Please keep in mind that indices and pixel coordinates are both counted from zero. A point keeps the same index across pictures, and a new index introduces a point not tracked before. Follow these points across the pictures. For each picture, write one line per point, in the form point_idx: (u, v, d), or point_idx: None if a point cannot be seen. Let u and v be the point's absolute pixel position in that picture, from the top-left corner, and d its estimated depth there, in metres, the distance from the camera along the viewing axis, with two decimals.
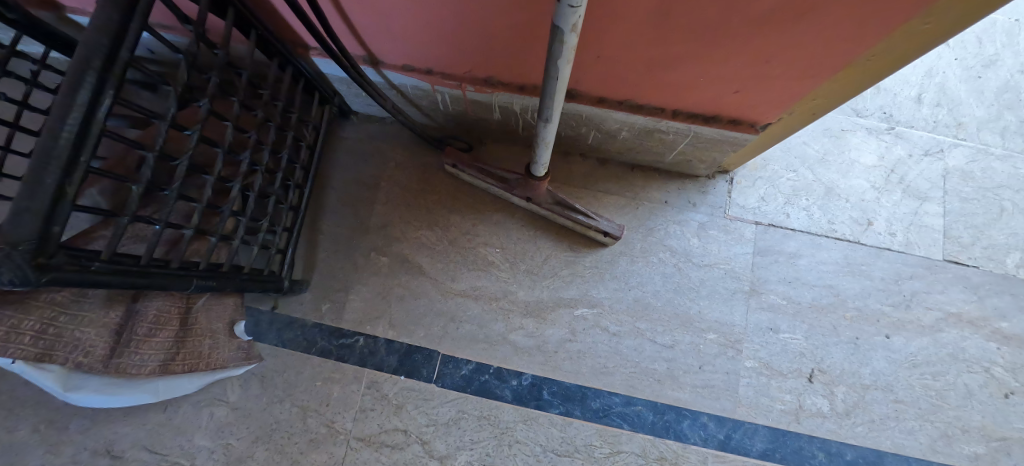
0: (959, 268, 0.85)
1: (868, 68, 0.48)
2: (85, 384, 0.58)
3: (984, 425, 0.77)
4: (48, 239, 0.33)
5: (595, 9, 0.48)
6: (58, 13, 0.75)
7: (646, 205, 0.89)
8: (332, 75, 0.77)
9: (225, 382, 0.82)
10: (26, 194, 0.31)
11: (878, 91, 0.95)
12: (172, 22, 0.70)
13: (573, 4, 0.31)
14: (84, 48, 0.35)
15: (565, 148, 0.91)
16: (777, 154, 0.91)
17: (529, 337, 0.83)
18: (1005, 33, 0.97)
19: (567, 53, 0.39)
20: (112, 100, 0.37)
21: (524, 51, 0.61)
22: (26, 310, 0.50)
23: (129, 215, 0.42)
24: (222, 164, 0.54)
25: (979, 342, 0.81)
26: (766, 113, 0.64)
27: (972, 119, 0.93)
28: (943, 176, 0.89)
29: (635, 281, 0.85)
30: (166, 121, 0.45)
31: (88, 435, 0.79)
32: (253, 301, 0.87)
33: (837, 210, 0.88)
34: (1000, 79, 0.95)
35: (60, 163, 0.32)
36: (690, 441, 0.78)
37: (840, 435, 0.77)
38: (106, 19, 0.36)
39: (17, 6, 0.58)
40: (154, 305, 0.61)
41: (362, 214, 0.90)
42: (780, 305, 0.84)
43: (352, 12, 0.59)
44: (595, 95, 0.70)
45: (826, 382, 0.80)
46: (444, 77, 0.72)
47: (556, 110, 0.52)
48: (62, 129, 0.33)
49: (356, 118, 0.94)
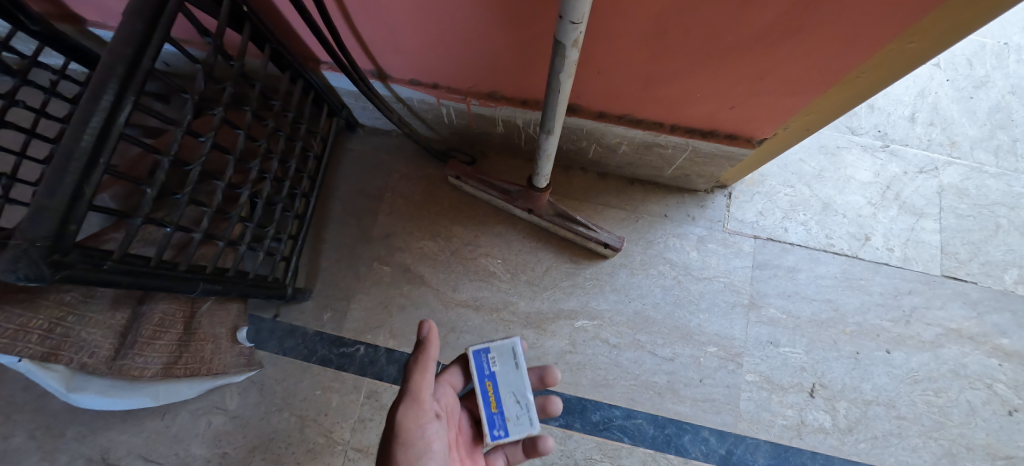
0: (957, 284, 0.85)
1: (859, 85, 0.50)
2: (88, 385, 0.58)
3: (989, 443, 0.76)
4: (64, 237, 0.34)
5: (594, 27, 0.51)
6: (80, 27, 0.79)
7: (646, 219, 0.90)
8: (340, 88, 0.79)
9: (224, 390, 0.82)
10: (47, 192, 0.32)
11: (872, 110, 0.98)
12: (189, 35, 0.73)
13: (574, 20, 0.33)
14: (110, 56, 0.37)
15: (566, 162, 0.93)
16: (774, 170, 0.93)
17: (530, 348, 0.83)
18: (994, 56, 1.00)
19: (567, 67, 0.41)
20: (132, 105, 0.39)
21: (527, 69, 0.63)
22: (36, 308, 0.51)
23: (142, 217, 0.43)
24: (232, 171, 0.55)
25: (980, 358, 0.81)
26: (761, 129, 0.66)
27: (965, 138, 0.95)
28: (938, 193, 0.91)
29: (635, 293, 0.86)
30: (181, 128, 0.47)
31: (84, 442, 0.78)
32: (255, 308, 0.88)
33: (835, 225, 0.89)
34: (991, 100, 0.98)
35: (80, 164, 0.34)
36: (691, 455, 0.77)
37: (843, 452, 0.77)
38: (131, 30, 0.38)
39: (42, 19, 0.61)
40: (160, 308, 0.62)
41: (366, 224, 0.92)
42: (780, 319, 0.84)
43: (363, 28, 0.62)
44: (596, 110, 0.72)
45: (827, 397, 0.79)
46: (448, 91, 0.75)
47: (558, 122, 0.53)
48: (84, 131, 0.34)
49: (362, 131, 0.97)
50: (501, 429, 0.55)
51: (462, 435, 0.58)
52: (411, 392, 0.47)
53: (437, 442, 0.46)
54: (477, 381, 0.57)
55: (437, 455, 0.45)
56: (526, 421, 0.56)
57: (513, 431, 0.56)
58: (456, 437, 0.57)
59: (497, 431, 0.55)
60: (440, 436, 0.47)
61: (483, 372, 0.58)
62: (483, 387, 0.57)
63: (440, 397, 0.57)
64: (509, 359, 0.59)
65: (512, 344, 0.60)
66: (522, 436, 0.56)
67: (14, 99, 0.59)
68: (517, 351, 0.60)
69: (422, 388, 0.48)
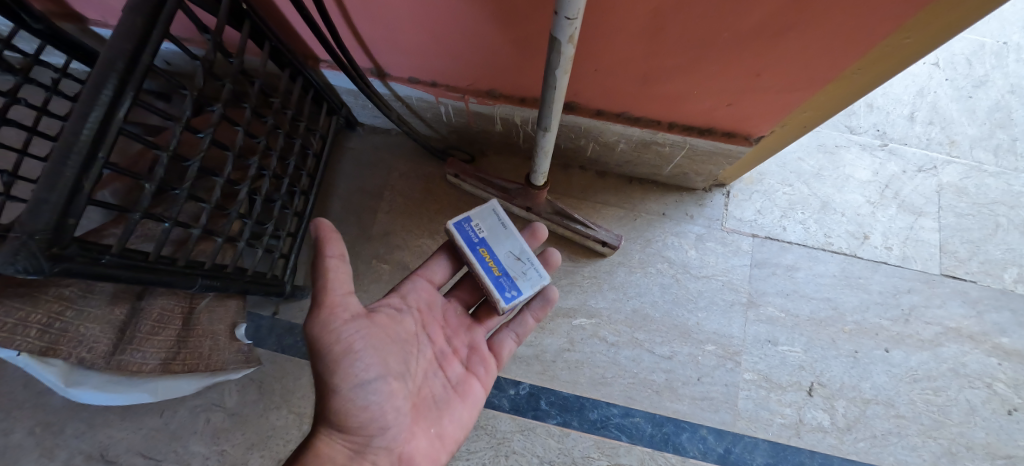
0: (956, 283, 0.85)
1: (856, 81, 0.50)
2: (86, 380, 0.58)
3: (988, 442, 0.76)
4: (63, 230, 0.35)
5: (591, 24, 0.51)
6: (82, 26, 0.79)
7: (644, 217, 0.90)
8: (340, 86, 0.80)
9: (223, 387, 0.82)
10: (46, 185, 0.33)
11: (871, 109, 0.98)
12: (190, 34, 0.74)
13: (570, 15, 0.34)
14: (110, 50, 0.37)
15: (565, 161, 0.93)
16: (773, 168, 0.93)
17: (528, 346, 0.83)
18: (994, 55, 1.00)
19: (564, 63, 0.41)
20: (132, 100, 0.39)
21: (525, 66, 0.64)
22: (36, 303, 0.52)
23: (141, 211, 0.43)
24: (231, 167, 0.56)
25: (980, 357, 0.81)
26: (758, 126, 0.66)
27: (964, 138, 0.95)
28: (937, 192, 0.91)
29: (634, 291, 0.86)
30: (180, 124, 0.47)
31: (84, 439, 0.78)
32: (255, 306, 0.88)
33: (833, 223, 0.89)
34: (990, 99, 0.97)
35: (79, 158, 0.34)
36: (689, 454, 0.77)
37: (841, 451, 0.76)
38: (131, 25, 0.39)
39: (44, 17, 0.62)
40: (158, 303, 0.63)
41: (365, 221, 0.92)
42: (778, 317, 0.84)
43: (362, 26, 0.62)
44: (594, 107, 0.72)
45: (826, 396, 0.79)
46: (447, 89, 0.75)
47: (555, 119, 0.53)
48: (84, 126, 0.35)
49: (362, 129, 0.97)
50: (513, 288, 0.53)
51: (448, 323, 0.64)
52: (318, 301, 0.44)
53: (361, 342, 0.46)
54: (470, 252, 0.55)
55: (365, 354, 0.45)
56: (536, 273, 0.55)
57: (526, 286, 0.54)
58: (439, 324, 0.63)
59: (510, 291, 0.53)
60: (366, 336, 0.46)
61: (474, 242, 0.55)
62: (479, 255, 0.55)
63: (411, 293, 0.61)
64: (494, 225, 0.57)
65: (491, 209, 0.58)
66: (534, 289, 0.54)
67: (16, 97, 0.59)
68: (501, 215, 0.58)
69: (328, 295, 0.44)
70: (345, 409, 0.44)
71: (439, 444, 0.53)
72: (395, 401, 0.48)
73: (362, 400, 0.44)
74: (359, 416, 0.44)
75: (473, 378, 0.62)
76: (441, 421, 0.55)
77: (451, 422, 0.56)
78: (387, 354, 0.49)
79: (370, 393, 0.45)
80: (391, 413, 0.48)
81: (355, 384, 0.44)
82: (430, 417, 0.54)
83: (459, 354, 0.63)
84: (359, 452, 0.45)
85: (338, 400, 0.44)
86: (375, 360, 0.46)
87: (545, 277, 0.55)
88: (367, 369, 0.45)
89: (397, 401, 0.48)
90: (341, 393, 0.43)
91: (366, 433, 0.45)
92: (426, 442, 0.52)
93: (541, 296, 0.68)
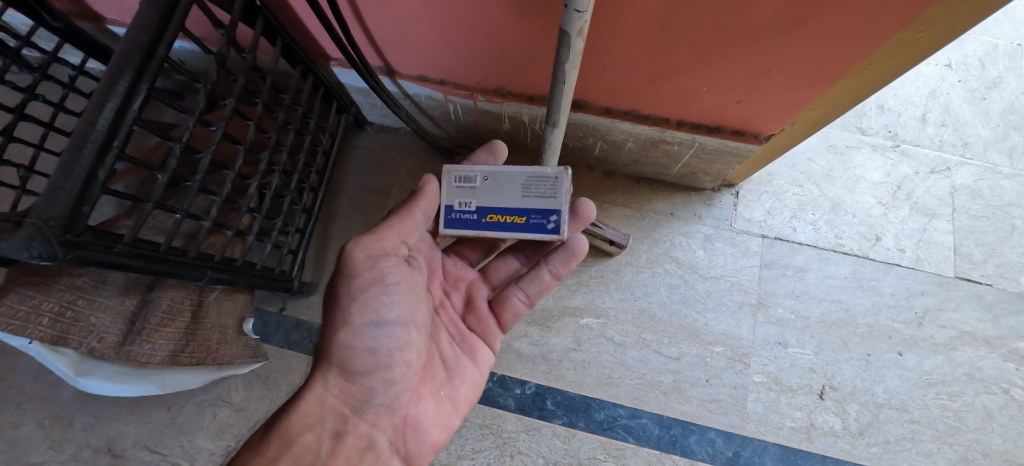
0: (971, 286, 0.83)
1: (867, 77, 0.50)
2: (96, 370, 0.60)
3: (1005, 450, 0.74)
4: (77, 218, 0.35)
5: (601, 20, 0.51)
6: (99, 25, 0.81)
7: (652, 217, 0.90)
8: (350, 85, 0.80)
9: (228, 382, 0.82)
10: (62, 173, 0.33)
11: (882, 111, 0.96)
12: (205, 32, 0.75)
13: (579, 8, 0.33)
14: (127, 43, 0.38)
15: (572, 161, 0.93)
16: (782, 169, 0.92)
17: (534, 345, 0.83)
18: (1007, 56, 0.99)
19: (573, 58, 0.41)
20: (147, 92, 0.39)
21: (535, 64, 0.64)
22: (48, 292, 0.54)
23: (153, 202, 0.43)
24: (242, 161, 0.56)
25: (996, 362, 0.79)
26: (768, 125, 0.65)
27: (977, 139, 0.93)
28: (951, 194, 0.89)
29: (641, 291, 0.85)
30: (193, 117, 0.47)
31: (91, 432, 0.79)
32: (262, 302, 0.88)
33: (844, 224, 0.88)
34: (1005, 101, 0.96)
35: (95, 147, 0.35)
36: (697, 457, 0.76)
37: (853, 456, 0.75)
38: (147, 19, 0.39)
39: (63, 16, 0.63)
40: (168, 295, 0.63)
41: (373, 219, 0.92)
42: (788, 319, 0.83)
43: (373, 24, 0.63)
44: (602, 105, 0.72)
45: (837, 399, 0.78)
46: (456, 87, 0.76)
47: (563, 114, 0.53)
48: (100, 115, 0.35)
49: (371, 128, 0.98)
50: (550, 215, 0.47)
51: (447, 277, 0.63)
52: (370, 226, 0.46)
53: (393, 277, 0.47)
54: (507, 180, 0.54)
55: (393, 292, 0.47)
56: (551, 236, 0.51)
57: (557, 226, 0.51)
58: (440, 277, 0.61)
59: (550, 221, 0.47)
60: (399, 273, 0.48)
61: (475, 212, 0.49)
62: None
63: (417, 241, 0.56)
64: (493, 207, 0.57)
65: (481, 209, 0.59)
66: (569, 195, 0.48)
67: (35, 93, 0.60)
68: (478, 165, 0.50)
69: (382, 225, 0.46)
70: (358, 346, 0.46)
71: (449, 406, 0.56)
72: (407, 355, 0.49)
73: (374, 341, 0.46)
74: (364, 359, 0.46)
75: (477, 339, 0.62)
76: (452, 385, 0.56)
77: (462, 385, 0.58)
78: (413, 303, 0.49)
79: (384, 336, 0.46)
80: (400, 367, 0.49)
81: (372, 321, 0.45)
82: (438, 378, 0.55)
83: (457, 309, 0.62)
84: (358, 411, 0.48)
85: (348, 337, 0.45)
86: (399, 301, 0.47)
87: (561, 169, 0.47)
88: (389, 309, 0.46)
89: (408, 355, 0.49)
90: (356, 328, 0.45)
91: (372, 381, 0.47)
92: (435, 403, 0.54)
93: (563, 250, 0.60)
